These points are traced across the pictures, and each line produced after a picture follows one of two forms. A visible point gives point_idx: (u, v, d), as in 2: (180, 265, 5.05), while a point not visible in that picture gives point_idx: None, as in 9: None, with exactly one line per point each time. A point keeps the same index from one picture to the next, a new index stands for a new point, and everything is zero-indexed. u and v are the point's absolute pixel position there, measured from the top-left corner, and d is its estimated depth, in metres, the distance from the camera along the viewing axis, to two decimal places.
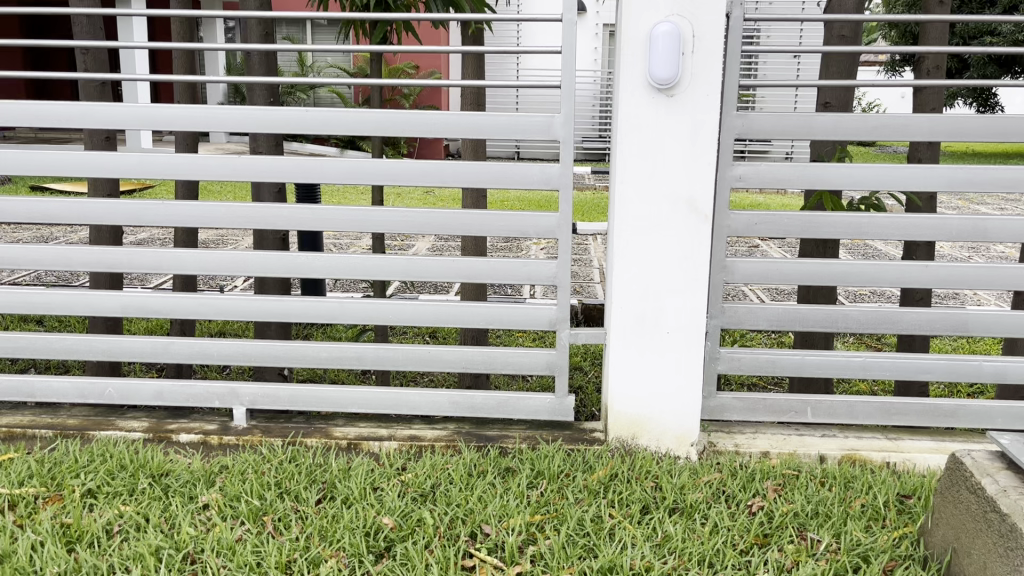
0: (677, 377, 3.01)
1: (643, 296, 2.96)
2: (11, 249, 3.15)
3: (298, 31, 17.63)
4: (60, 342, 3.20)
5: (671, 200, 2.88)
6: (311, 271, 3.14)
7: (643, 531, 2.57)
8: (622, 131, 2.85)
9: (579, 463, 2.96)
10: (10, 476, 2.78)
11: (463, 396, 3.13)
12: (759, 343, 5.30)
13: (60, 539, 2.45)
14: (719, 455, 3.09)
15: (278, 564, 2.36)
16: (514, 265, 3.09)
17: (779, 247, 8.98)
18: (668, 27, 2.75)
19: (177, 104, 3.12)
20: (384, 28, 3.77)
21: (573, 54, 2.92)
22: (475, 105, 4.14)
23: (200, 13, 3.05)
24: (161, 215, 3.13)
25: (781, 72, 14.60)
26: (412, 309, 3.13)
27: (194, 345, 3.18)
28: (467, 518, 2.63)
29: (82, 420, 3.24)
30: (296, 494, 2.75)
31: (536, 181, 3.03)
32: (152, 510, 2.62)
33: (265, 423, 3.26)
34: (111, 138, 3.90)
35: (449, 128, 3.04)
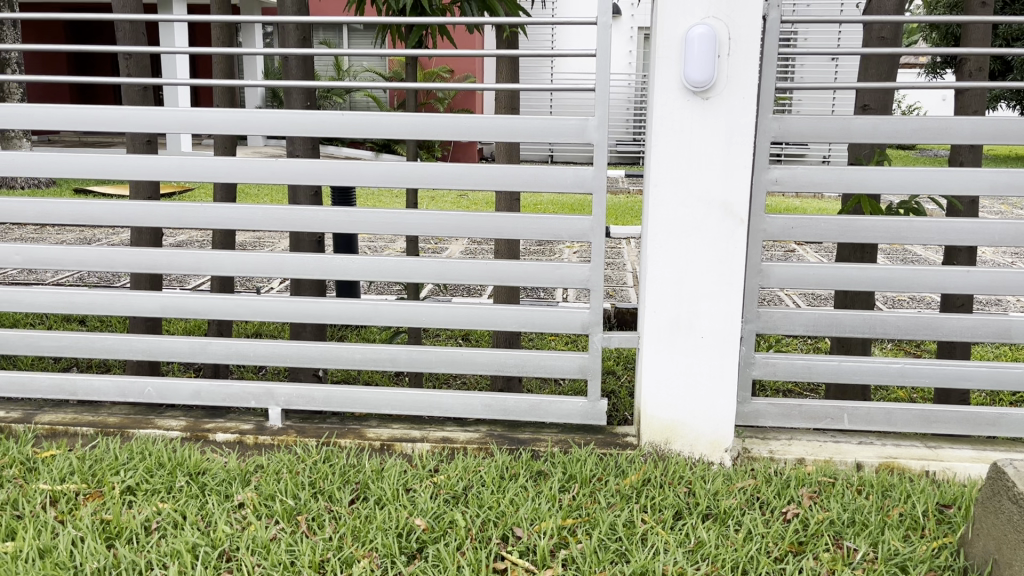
0: (712, 382, 2.98)
1: (677, 300, 2.94)
2: (56, 250, 3.22)
3: (334, 36, 17.89)
4: (101, 342, 3.26)
5: (706, 203, 2.86)
6: (345, 273, 3.17)
7: (676, 536, 2.55)
8: (657, 135, 2.84)
9: (612, 467, 2.95)
10: (52, 473, 2.84)
11: (495, 398, 3.14)
12: (795, 348, 5.24)
13: (100, 535, 2.50)
14: (754, 461, 3.06)
15: (311, 564, 2.39)
16: (547, 268, 3.09)
17: (816, 251, 8.86)
18: (703, 29, 2.73)
19: (216, 108, 3.17)
20: (419, 31, 3.79)
21: (607, 58, 2.91)
22: (510, 108, 4.11)
23: (239, 19, 3.09)
24: (199, 218, 3.18)
25: (818, 74, 14.42)
26: (445, 312, 3.15)
27: (231, 345, 3.23)
28: (499, 520, 2.63)
29: (121, 418, 3.30)
30: (329, 494, 2.78)
31: (570, 184, 3.02)
32: (189, 508, 2.66)
33: (300, 424, 3.29)
34: (154, 142, 3.90)
35: (483, 132, 3.06)
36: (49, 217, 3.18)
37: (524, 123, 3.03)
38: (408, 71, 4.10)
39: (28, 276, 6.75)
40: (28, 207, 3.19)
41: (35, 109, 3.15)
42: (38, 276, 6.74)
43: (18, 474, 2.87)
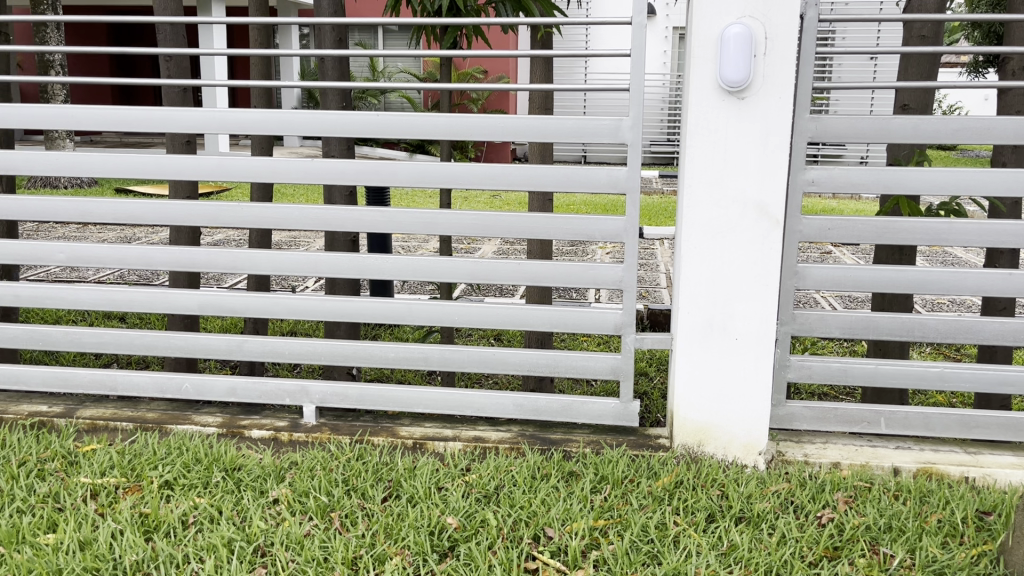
0: (746, 384, 2.95)
1: (711, 301, 2.92)
2: (97, 248, 3.28)
3: (370, 37, 18.01)
4: (141, 338, 3.32)
5: (740, 204, 2.84)
6: (379, 273, 3.19)
7: (709, 539, 2.53)
8: (692, 135, 2.82)
9: (644, 469, 2.93)
10: (92, 467, 2.89)
11: (527, 398, 3.14)
12: (831, 350, 5.17)
13: (138, 528, 2.55)
14: (788, 465, 3.03)
15: (344, 560, 2.41)
16: (580, 269, 3.09)
17: (852, 253, 8.74)
18: (739, 28, 2.71)
19: (254, 109, 3.21)
20: (455, 32, 3.80)
21: (642, 57, 2.90)
22: (544, 108, 4.10)
23: (276, 20, 3.12)
24: (237, 217, 3.22)
25: (856, 73, 14.24)
26: (478, 311, 3.16)
27: (267, 343, 3.27)
28: (530, 520, 2.63)
29: (160, 414, 3.35)
30: (362, 491, 2.80)
31: (604, 184, 3.02)
32: (225, 503, 2.69)
33: (333, 422, 3.32)
34: (193, 142, 3.94)
35: (516, 132, 3.06)
36: (92, 216, 3.25)
37: (558, 123, 3.02)
38: (443, 72, 4.11)
39: (70, 274, 6.87)
40: (71, 206, 3.26)
41: (79, 110, 3.21)
42: (79, 274, 6.86)
43: (60, 468, 2.93)
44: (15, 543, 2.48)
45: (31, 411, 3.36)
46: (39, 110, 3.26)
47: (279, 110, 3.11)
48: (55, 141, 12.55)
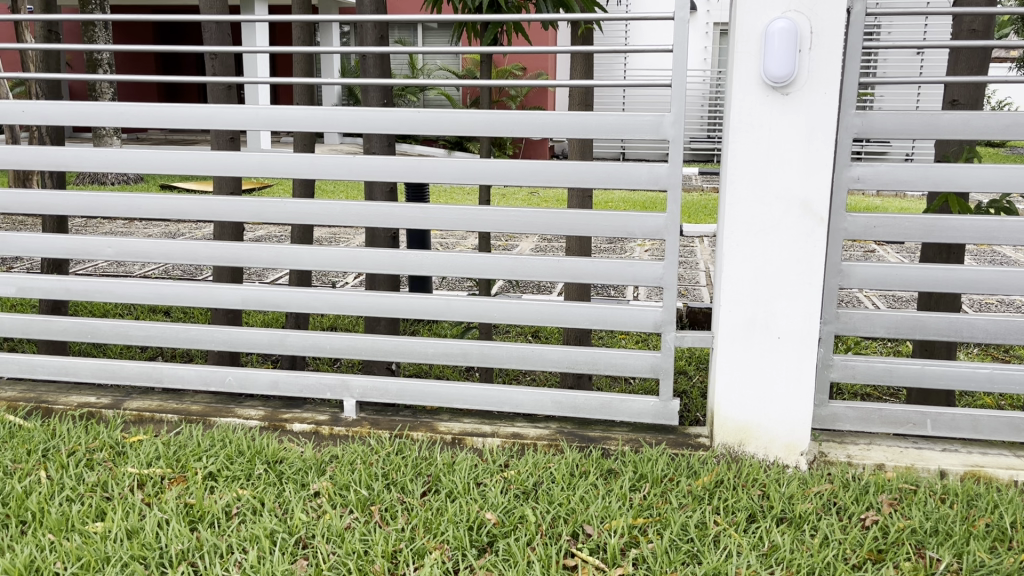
0: (789, 383, 2.92)
1: (753, 299, 2.89)
2: (144, 243, 3.34)
3: (408, 34, 18.11)
4: (185, 332, 3.37)
5: (784, 201, 2.80)
6: (419, 269, 3.21)
7: (750, 540, 2.51)
8: (735, 131, 2.79)
9: (684, 468, 2.92)
10: (139, 457, 2.95)
11: (565, 395, 3.13)
12: (875, 350, 5.07)
13: (184, 518, 2.59)
14: (831, 466, 2.99)
15: (384, 553, 2.43)
16: (619, 266, 3.07)
17: (897, 251, 8.58)
18: (784, 23, 2.68)
19: (297, 106, 3.24)
20: (496, 28, 3.81)
21: (685, 53, 2.87)
22: (585, 104, 4.07)
23: (319, 17, 3.14)
24: (280, 213, 3.26)
25: (901, 68, 13.96)
26: (517, 308, 3.14)
27: (308, 337, 3.31)
28: (569, 517, 2.63)
29: (204, 406, 3.41)
30: (402, 485, 2.82)
31: (644, 180, 3.00)
32: (267, 495, 2.73)
33: (373, 416, 3.35)
34: (237, 140, 4.00)
35: (556, 129, 3.05)
36: (139, 212, 3.31)
37: (598, 120, 3.01)
38: (482, 69, 4.11)
39: (117, 268, 7.01)
40: (119, 202, 3.32)
41: (127, 108, 3.27)
42: (127, 268, 7.01)
43: (108, 458, 2.99)
44: (65, 530, 2.54)
45: (80, 402, 3.44)
46: (89, 107, 3.33)
47: (321, 107, 3.14)
48: (103, 139, 12.84)
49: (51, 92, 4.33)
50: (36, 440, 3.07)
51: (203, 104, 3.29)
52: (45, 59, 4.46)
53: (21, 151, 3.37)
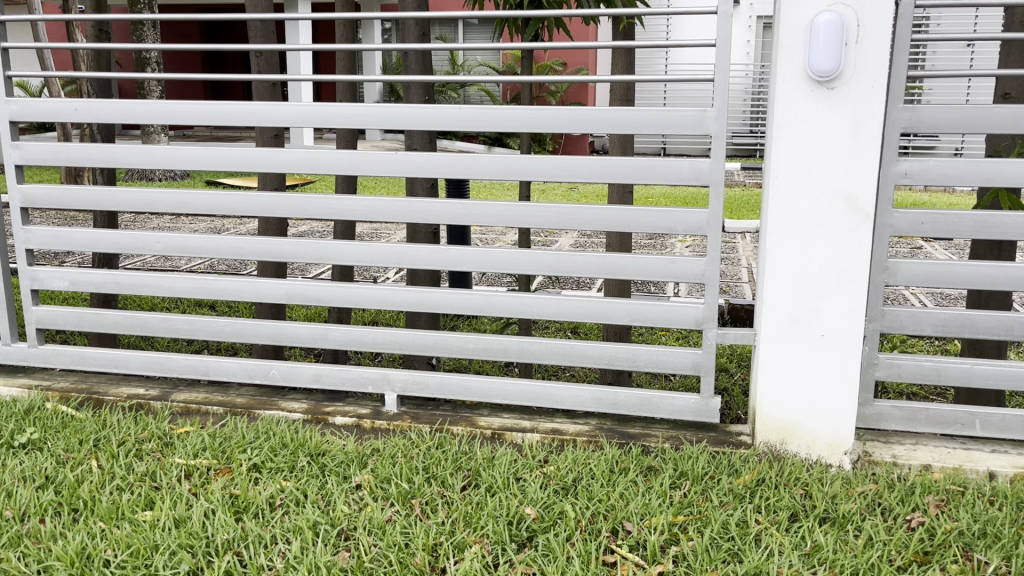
0: (833, 381, 2.88)
1: (797, 296, 2.86)
2: (192, 238, 3.41)
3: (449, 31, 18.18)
4: (230, 325, 3.43)
5: (829, 197, 2.77)
6: (460, 265, 3.23)
7: (792, 539, 2.48)
8: (779, 126, 2.76)
9: (725, 466, 2.90)
10: (186, 448, 3.01)
11: (605, 391, 3.13)
12: (921, 349, 4.96)
13: (229, 508, 2.64)
14: (875, 466, 2.95)
15: (425, 546, 2.45)
16: (661, 263, 3.06)
17: (945, 247, 8.38)
18: (830, 16, 2.64)
19: (339, 103, 3.27)
20: (537, 24, 3.81)
21: (728, 47, 2.84)
22: (626, 98, 4.01)
23: (361, 15, 3.16)
24: (322, 208, 3.30)
25: (950, 61, 13.65)
26: (557, 304, 3.15)
27: (350, 332, 3.34)
28: (609, 514, 2.62)
29: (249, 399, 3.47)
30: (442, 479, 2.84)
31: (686, 176, 2.98)
32: (310, 486, 2.77)
33: (414, 410, 3.38)
34: (280, 137, 3.96)
35: (598, 125, 3.04)
36: (187, 207, 3.37)
37: (640, 115, 2.99)
38: (523, 65, 4.10)
39: (164, 263, 7.15)
40: (167, 197, 3.38)
41: (174, 106, 3.33)
42: (173, 263, 7.15)
43: (157, 448, 3.06)
44: (115, 518, 2.60)
45: (129, 394, 3.52)
46: (138, 105, 3.40)
47: (363, 104, 3.17)
48: (152, 136, 13.09)
49: (102, 90, 4.43)
50: (87, 431, 3.15)
51: (249, 102, 3.34)
52: (95, 58, 4.55)
53: (73, 148, 3.45)
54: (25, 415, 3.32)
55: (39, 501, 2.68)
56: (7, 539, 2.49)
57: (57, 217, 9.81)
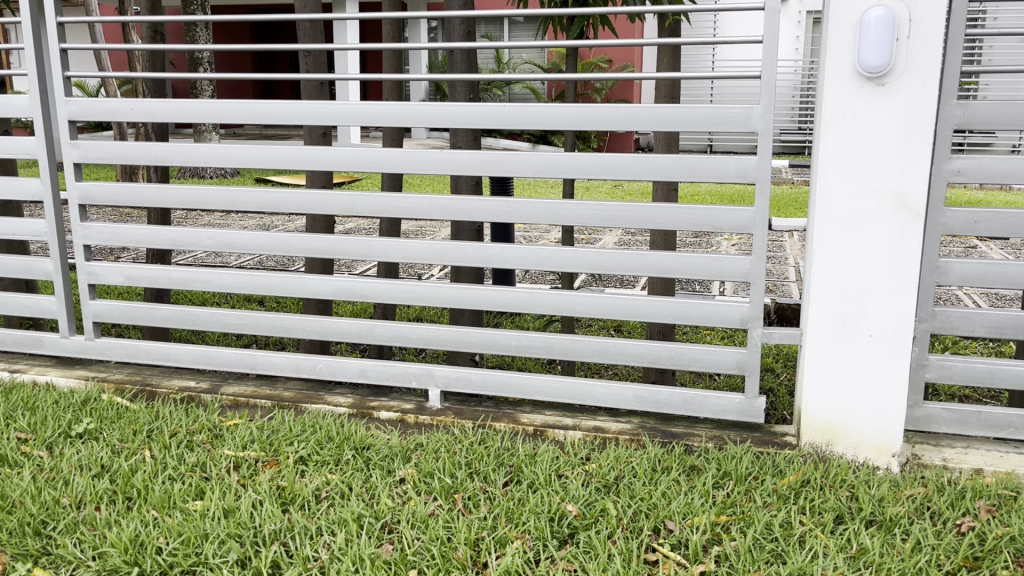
0: (881, 382, 2.83)
1: (845, 295, 2.82)
2: (241, 235, 3.48)
3: (494, 29, 18.20)
4: (278, 320, 3.49)
5: (878, 195, 2.72)
6: (503, 263, 3.24)
7: (837, 541, 2.45)
8: (827, 123, 2.72)
9: (769, 467, 2.87)
10: (235, 440, 3.08)
11: (648, 390, 3.12)
12: (974, 350, 4.84)
13: (277, 500, 2.70)
14: (924, 469, 2.90)
15: (467, 540, 2.47)
16: (705, 261, 3.04)
17: (1001, 246, 8.17)
18: (881, 10, 2.60)
19: (386, 101, 3.31)
20: (582, 22, 3.80)
21: (775, 43, 2.81)
22: (670, 96, 3.90)
23: (407, 14, 3.19)
24: (369, 206, 3.35)
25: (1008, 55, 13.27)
26: (600, 301, 3.16)
27: (395, 328, 3.39)
28: (651, 512, 2.62)
29: (296, 393, 3.53)
30: (485, 475, 2.87)
31: (732, 174, 2.95)
32: (355, 480, 2.81)
33: (457, 406, 3.41)
34: (329, 135, 3.99)
35: (642, 122, 3.02)
36: (236, 204, 3.44)
37: (685, 113, 2.97)
38: (568, 63, 4.04)
39: (214, 259, 7.30)
40: (218, 194, 3.45)
41: (225, 105, 3.40)
42: (224, 259, 7.29)
43: (207, 440, 3.14)
44: (167, 507, 2.67)
45: (181, 386, 3.61)
46: (191, 104, 3.48)
47: (409, 102, 3.20)
48: (203, 134, 13.34)
49: (156, 90, 4.54)
50: (141, 422, 3.24)
51: (298, 100, 3.39)
52: (150, 58, 4.66)
53: (128, 147, 3.55)
54: (81, 405, 3.42)
55: (95, 489, 2.76)
56: (64, 525, 2.57)
57: (113, 213, 10.08)
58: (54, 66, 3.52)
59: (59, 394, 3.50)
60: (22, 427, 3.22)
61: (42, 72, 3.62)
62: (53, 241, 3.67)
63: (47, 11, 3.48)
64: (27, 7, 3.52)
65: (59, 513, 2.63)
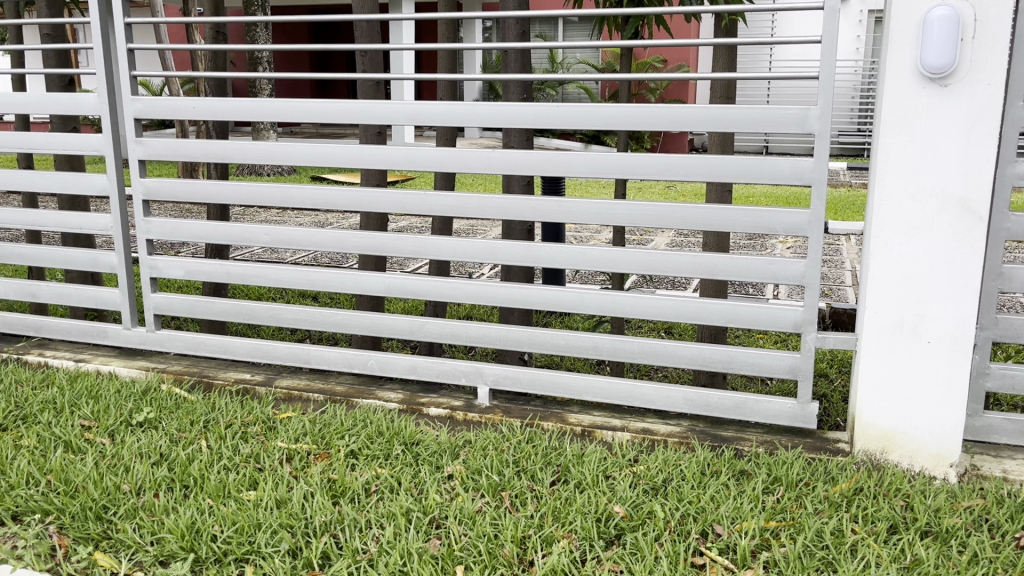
0: (939, 390, 2.77)
1: (902, 301, 2.76)
2: (297, 231, 3.55)
3: (548, 29, 18.20)
4: (332, 316, 3.55)
5: (939, 198, 2.66)
6: (554, 263, 3.25)
7: (890, 551, 2.40)
8: (887, 125, 2.67)
9: (821, 473, 2.82)
10: (288, 433, 3.14)
11: (698, 393, 3.10)
12: None
13: (328, 492, 2.74)
14: (984, 480, 2.83)
15: (514, 538, 2.49)
16: (759, 263, 3.00)
17: None
18: (945, 9, 2.54)
19: (439, 101, 3.34)
20: (637, 23, 3.78)
21: (834, 42, 2.76)
22: (726, 97, 3.81)
23: (462, 14, 3.22)
24: (421, 204, 3.39)
25: None
26: (651, 302, 3.15)
27: (446, 326, 3.42)
28: (698, 516, 2.60)
29: (347, 388, 3.59)
30: (532, 473, 2.88)
31: (788, 176, 2.90)
32: (404, 474, 2.85)
33: (506, 405, 3.43)
34: (383, 134, 4.03)
35: (696, 123, 2.99)
36: (292, 201, 3.51)
37: (741, 113, 2.93)
38: (622, 63, 3.98)
39: (269, 255, 7.45)
40: (275, 191, 3.52)
41: (284, 104, 3.47)
42: (279, 255, 7.43)
43: (261, 432, 3.20)
44: (222, 496, 2.74)
45: (236, 379, 3.69)
46: (251, 103, 3.55)
47: (463, 102, 3.23)
48: (261, 131, 13.55)
49: (218, 89, 4.64)
50: (198, 412, 3.33)
51: (354, 100, 3.44)
52: (212, 57, 4.77)
53: (190, 144, 3.64)
54: (142, 395, 3.53)
55: (154, 476, 2.84)
56: (124, 511, 2.65)
57: (175, 209, 10.33)
58: (122, 65, 3.63)
59: (121, 384, 3.61)
60: (86, 415, 3.33)
61: (110, 71, 3.73)
62: (118, 235, 3.79)
63: (116, 13, 3.59)
64: (96, 7, 3.64)
65: (119, 498, 2.71)
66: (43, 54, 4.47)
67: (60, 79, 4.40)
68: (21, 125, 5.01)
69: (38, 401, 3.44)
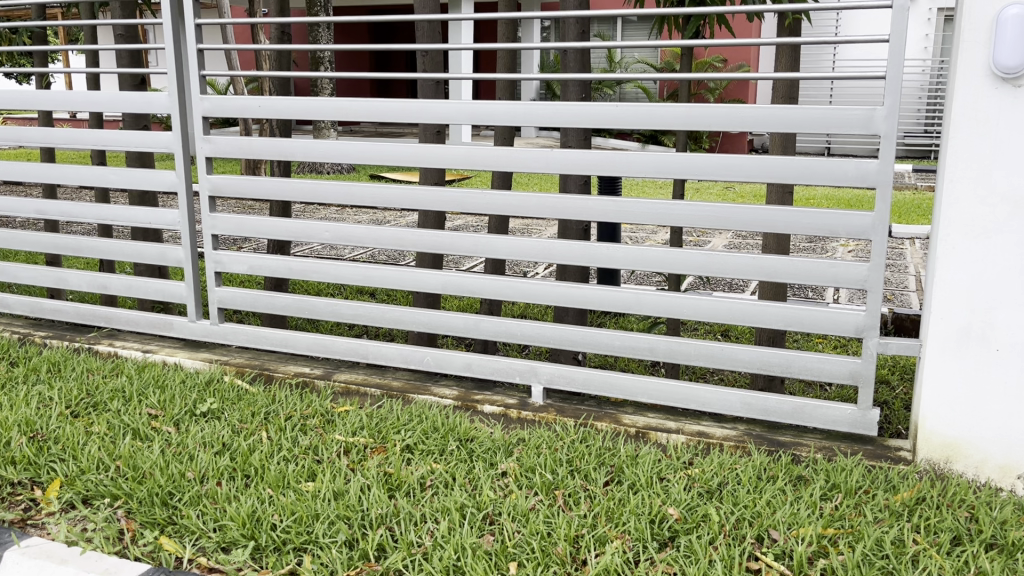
0: (1007, 399, 2.69)
1: (969, 306, 2.69)
2: (355, 229, 3.60)
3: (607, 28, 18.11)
4: (390, 313, 3.61)
5: (1010, 201, 2.58)
6: (610, 263, 3.24)
7: (953, 562, 2.34)
8: (956, 126, 2.60)
9: (881, 481, 2.77)
10: (346, 426, 3.20)
11: (755, 397, 3.07)
12: None
13: (383, 485, 2.79)
14: None
15: (567, 536, 2.49)
16: (820, 266, 2.94)
17: None
18: (1017, 9, 2.49)
19: (499, 100, 3.36)
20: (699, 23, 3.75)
21: (901, 41, 2.70)
22: (788, 97, 3.75)
23: (522, 13, 3.23)
24: (479, 203, 3.42)
25: None
26: (708, 304, 3.12)
27: (501, 324, 3.44)
28: (754, 520, 2.57)
29: (403, 384, 3.63)
30: (586, 473, 2.88)
31: (852, 177, 2.84)
32: (459, 470, 2.88)
33: (559, 404, 3.44)
34: (442, 134, 4.07)
35: (757, 124, 2.96)
36: (352, 199, 3.57)
37: (804, 113, 2.89)
38: (683, 63, 3.95)
39: (329, 251, 7.58)
40: (336, 189, 3.59)
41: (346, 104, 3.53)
42: (338, 251, 7.55)
43: (319, 424, 3.26)
44: (281, 487, 2.80)
45: (296, 372, 3.77)
46: (314, 103, 3.62)
47: (522, 102, 3.24)
48: (323, 130, 13.82)
49: (282, 89, 4.74)
50: (259, 404, 3.41)
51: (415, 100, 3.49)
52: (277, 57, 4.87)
53: (255, 142, 3.73)
54: (206, 386, 3.63)
55: (216, 465, 2.91)
56: (189, 497, 2.73)
57: (239, 205, 10.56)
58: (191, 65, 3.73)
59: (186, 375, 3.72)
60: (153, 404, 3.43)
61: (179, 70, 3.83)
62: (185, 229, 3.89)
63: (187, 14, 3.69)
64: (168, 9, 3.75)
65: (184, 485, 2.79)
66: (117, 55, 4.63)
67: (133, 79, 4.55)
68: (95, 123, 5.18)
69: (108, 389, 3.56)
